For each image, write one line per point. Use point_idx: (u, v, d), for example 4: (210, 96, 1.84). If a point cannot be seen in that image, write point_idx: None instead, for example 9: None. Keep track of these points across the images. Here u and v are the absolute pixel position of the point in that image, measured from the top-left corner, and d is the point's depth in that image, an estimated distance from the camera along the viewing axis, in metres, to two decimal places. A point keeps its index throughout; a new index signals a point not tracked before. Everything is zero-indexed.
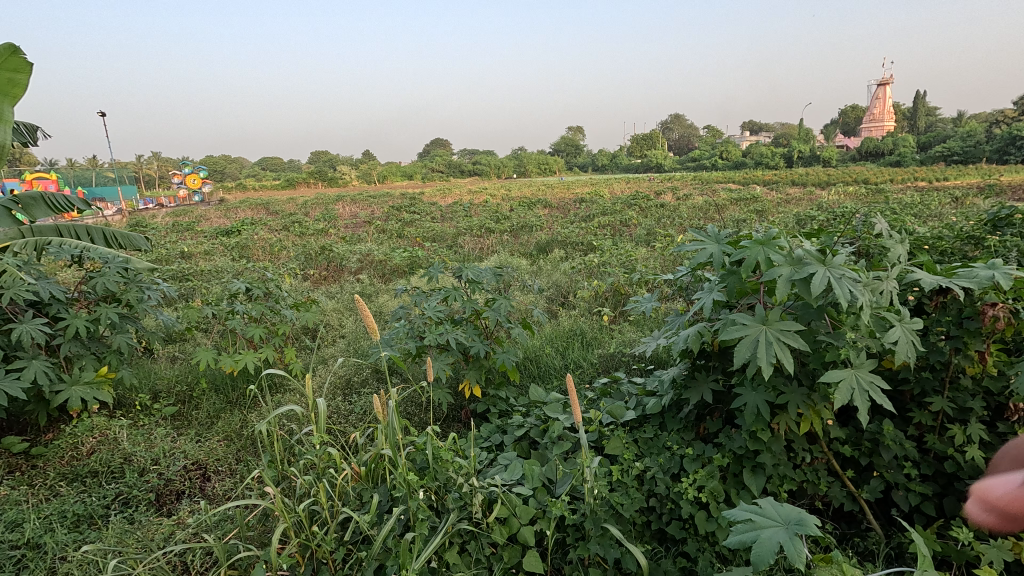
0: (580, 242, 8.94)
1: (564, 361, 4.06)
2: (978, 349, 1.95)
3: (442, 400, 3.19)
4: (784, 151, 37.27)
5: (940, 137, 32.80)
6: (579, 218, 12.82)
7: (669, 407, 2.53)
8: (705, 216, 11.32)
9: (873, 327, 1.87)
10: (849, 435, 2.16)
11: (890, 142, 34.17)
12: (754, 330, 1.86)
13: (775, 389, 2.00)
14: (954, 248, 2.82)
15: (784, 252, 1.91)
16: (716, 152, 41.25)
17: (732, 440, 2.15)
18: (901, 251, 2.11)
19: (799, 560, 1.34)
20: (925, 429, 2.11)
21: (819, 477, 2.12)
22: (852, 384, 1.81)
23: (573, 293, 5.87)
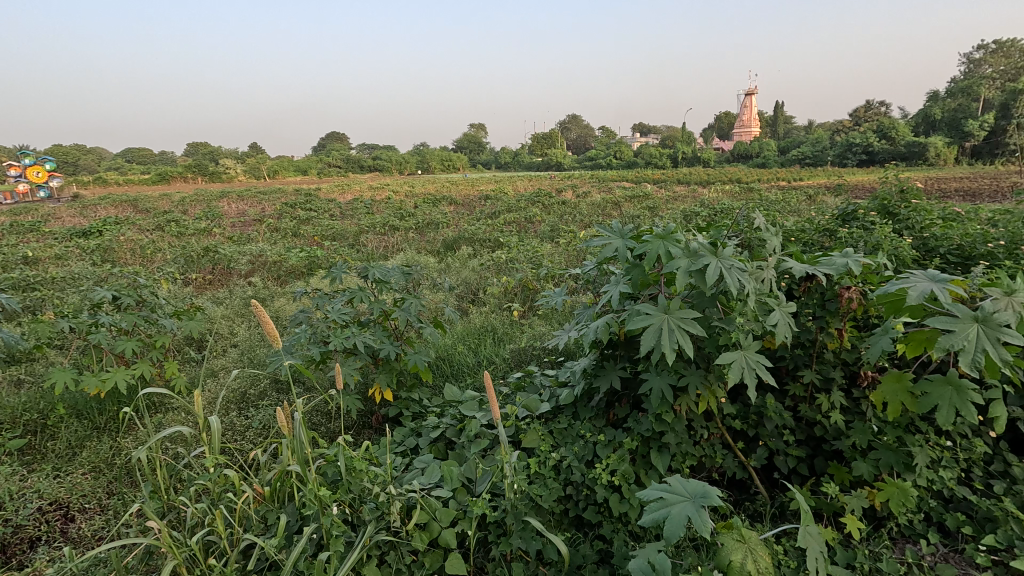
0: (487, 239, 8.98)
1: (477, 358, 4.06)
2: (837, 327, 2.24)
3: (351, 407, 3.04)
4: (670, 152, 40.39)
5: (795, 142, 37.47)
6: (485, 214, 12.87)
7: (581, 396, 2.62)
8: (604, 212, 11.91)
9: (758, 311, 2.07)
10: (739, 410, 2.38)
11: (757, 146, 38.38)
12: (658, 319, 1.98)
13: (676, 372, 2.15)
14: (814, 240, 3.22)
15: (681, 245, 2.06)
16: (611, 152, 43.59)
17: (640, 424, 2.28)
18: (777, 242, 2.36)
19: (705, 530, 1.46)
20: (799, 399, 2.39)
21: (715, 450, 2.32)
22: (742, 363, 1.98)
23: (482, 290, 5.89)
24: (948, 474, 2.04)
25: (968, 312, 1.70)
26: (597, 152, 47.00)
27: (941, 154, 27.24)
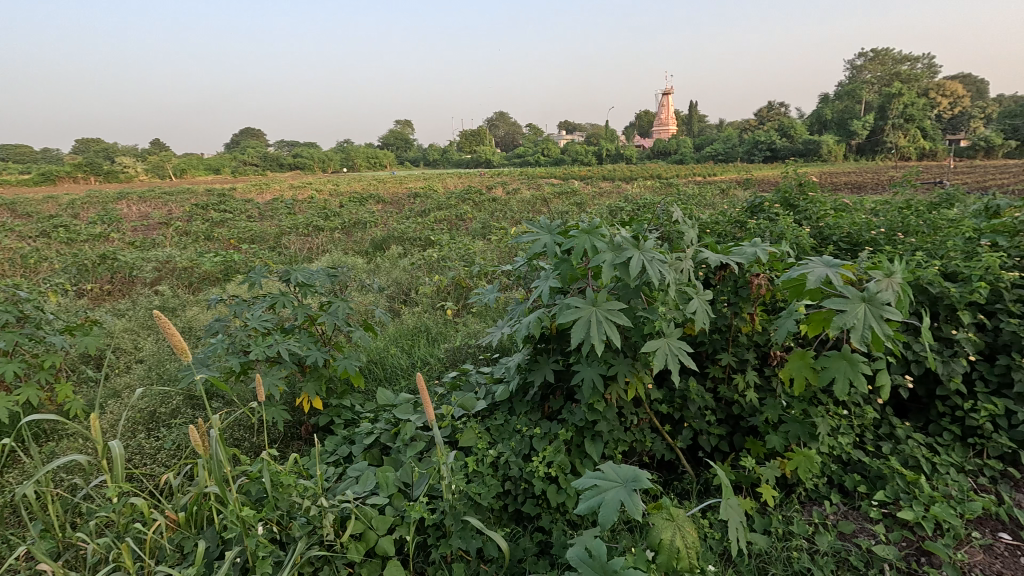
0: (418, 238, 8.82)
1: (411, 360, 3.99)
2: (749, 311, 2.41)
3: (277, 419, 2.87)
4: (594, 149, 41.70)
5: (708, 140, 39.92)
6: (415, 213, 12.63)
7: (517, 391, 2.65)
8: (533, 209, 12.09)
9: (678, 300, 2.18)
10: (665, 395, 2.50)
11: (674, 143, 40.46)
12: (586, 312, 2.03)
13: (606, 363, 2.23)
14: (727, 231, 3.44)
15: (606, 240, 2.13)
16: (539, 149, 44.27)
17: (574, 414, 2.34)
18: (693, 234, 2.50)
19: (637, 512, 1.52)
20: (718, 381, 2.55)
21: (645, 435, 2.43)
22: (665, 351, 2.08)
23: (414, 290, 5.77)
24: (846, 440, 2.26)
25: (857, 294, 1.89)
26: (525, 149, 47.58)
27: (832, 151, 30.14)
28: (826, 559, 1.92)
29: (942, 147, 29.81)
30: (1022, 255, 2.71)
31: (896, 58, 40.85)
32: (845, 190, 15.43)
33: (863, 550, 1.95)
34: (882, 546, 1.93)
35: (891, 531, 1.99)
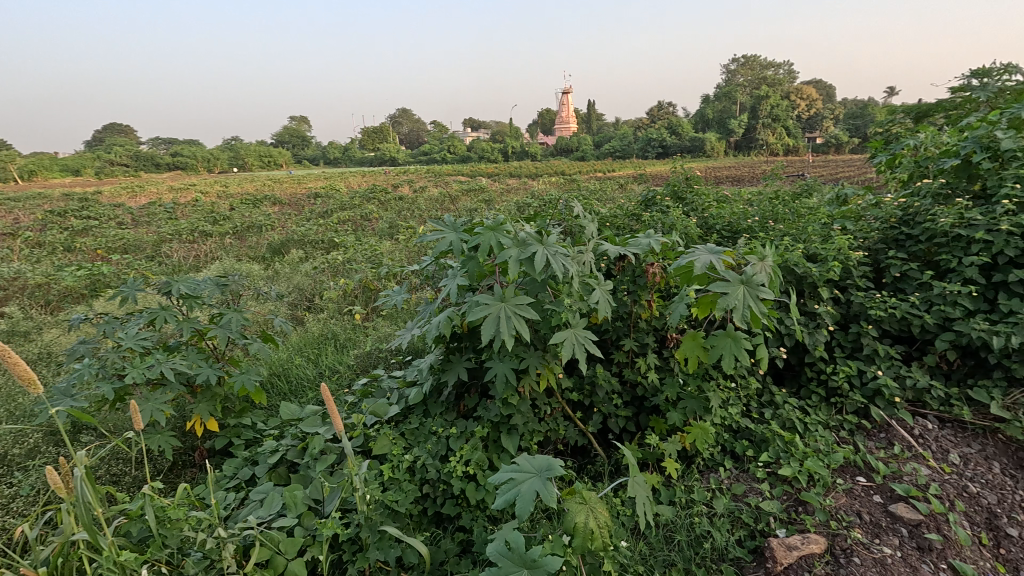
0: (320, 240, 8.36)
1: (318, 370, 3.78)
2: (647, 298, 2.57)
3: (164, 447, 2.58)
4: (500, 147, 42.18)
5: (607, 138, 41.95)
6: (316, 214, 11.96)
7: (431, 393, 2.61)
8: (442, 207, 11.95)
9: (582, 291, 2.27)
10: (575, 383, 2.60)
11: (576, 140, 41.99)
12: (494, 308, 2.05)
13: (517, 356, 2.26)
14: (625, 224, 3.64)
15: (511, 235, 2.16)
16: (445, 146, 43.86)
17: (489, 410, 2.36)
18: (593, 227, 2.61)
19: (552, 500, 1.57)
20: (623, 365, 2.69)
21: (558, 423, 2.51)
22: (573, 341, 2.16)
23: (318, 295, 5.47)
24: (734, 410, 2.49)
25: (737, 277, 2.08)
26: (431, 146, 46.93)
27: (715, 148, 33.02)
28: (723, 520, 2.11)
29: (802, 144, 33.83)
30: (865, 237, 3.14)
31: (763, 64, 45.57)
32: (727, 183, 16.96)
33: (752, 508, 2.16)
34: (767, 501, 2.15)
35: (774, 487, 2.23)
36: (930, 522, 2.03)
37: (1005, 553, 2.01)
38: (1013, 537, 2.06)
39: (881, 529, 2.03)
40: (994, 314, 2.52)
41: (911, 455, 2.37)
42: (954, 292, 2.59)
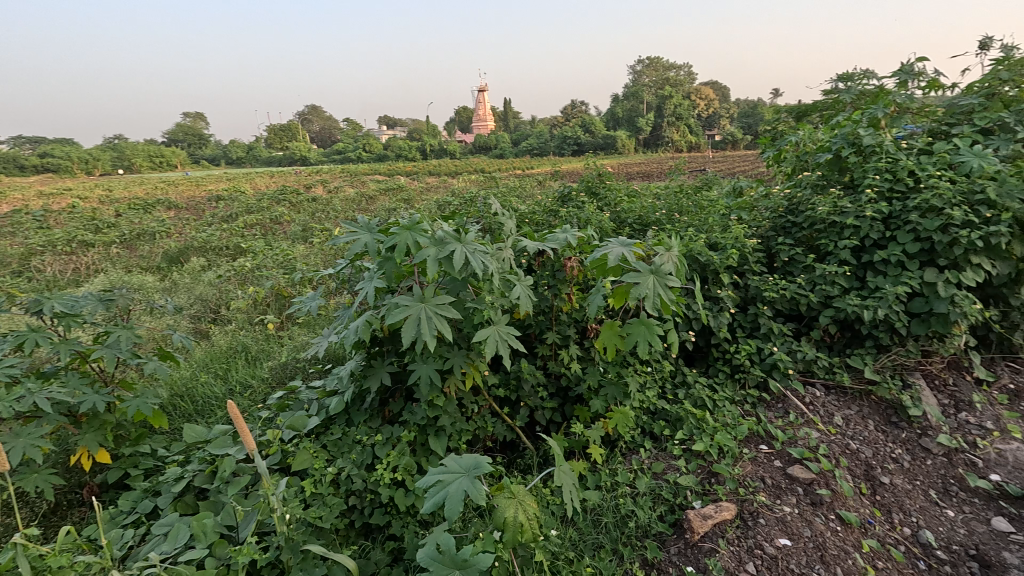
0: (225, 246, 7.75)
1: (227, 386, 3.51)
2: (566, 291, 2.64)
3: (42, 488, 2.27)
4: (418, 145, 41.47)
5: (524, 135, 42.56)
6: (219, 218, 11.07)
7: (353, 401, 2.51)
8: (359, 207, 11.53)
9: (503, 288, 2.29)
10: (501, 379, 2.61)
11: (494, 138, 42.18)
12: (414, 309, 2.01)
13: (440, 357, 2.23)
14: (543, 219, 3.71)
15: (428, 234, 2.12)
16: (360, 144, 42.34)
17: (416, 414, 2.32)
18: (512, 224, 2.64)
19: (480, 498, 1.57)
20: (547, 358, 2.75)
21: (486, 421, 2.52)
22: (496, 337, 2.17)
23: (224, 306, 5.07)
24: (651, 393, 2.63)
25: (647, 267, 2.20)
26: (345, 144, 45.12)
27: (626, 144, 34.64)
28: (645, 498, 2.22)
29: (703, 141, 36.43)
30: (758, 225, 3.44)
31: (666, 66, 48.33)
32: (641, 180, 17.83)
33: (671, 484, 2.29)
34: (684, 477, 2.30)
35: (690, 462, 2.38)
36: (820, 479, 2.28)
37: (881, 499, 2.32)
38: (886, 484, 2.38)
39: (781, 490, 2.24)
40: (864, 291, 2.86)
41: (804, 421, 2.64)
42: (832, 272, 2.91)
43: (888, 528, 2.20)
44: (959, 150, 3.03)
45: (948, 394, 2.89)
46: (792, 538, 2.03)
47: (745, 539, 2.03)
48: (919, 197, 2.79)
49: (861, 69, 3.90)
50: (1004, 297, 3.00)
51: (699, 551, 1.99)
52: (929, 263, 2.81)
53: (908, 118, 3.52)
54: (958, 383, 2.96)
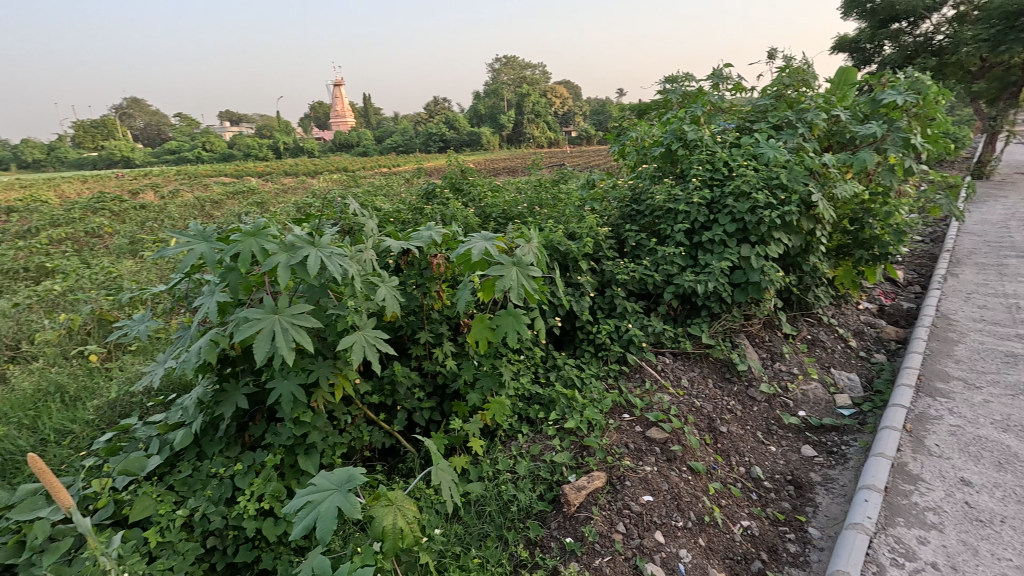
0: (22, 268, 6.38)
1: (38, 436, 2.91)
2: (436, 289, 2.62)
3: None
4: (270, 142, 38.10)
5: (388, 132, 41.28)
6: (12, 234, 9.08)
7: (205, 431, 2.24)
8: (202, 213, 10.27)
9: (366, 290, 2.20)
10: (374, 385, 2.52)
11: (355, 135, 40.15)
12: (266, 322, 1.85)
13: (303, 370, 2.08)
14: (409, 218, 3.65)
15: (277, 240, 1.96)
16: (198, 143, 37.61)
17: (280, 434, 2.14)
18: (373, 224, 2.55)
19: (356, 511, 1.51)
20: (421, 358, 2.71)
21: (361, 430, 2.41)
22: (363, 342, 2.08)
23: (26, 340, 4.19)
24: (525, 380, 2.73)
25: (509, 260, 2.27)
26: (179, 143, 39.76)
27: (490, 141, 35.46)
28: (525, 481, 2.31)
29: (561, 137, 38.69)
30: (609, 215, 3.75)
31: (523, 65, 50.22)
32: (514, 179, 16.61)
33: (548, 463, 2.41)
34: (560, 454, 2.43)
35: (564, 440, 2.53)
36: (673, 437, 2.58)
37: (721, 446, 2.69)
38: (724, 432, 2.77)
39: (642, 452, 2.49)
40: (698, 267, 3.27)
41: (658, 387, 2.95)
42: (671, 253, 3.28)
43: (728, 470, 2.56)
44: (759, 143, 3.59)
45: (765, 349, 3.46)
46: (653, 494, 2.27)
47: (615, 502, 2.21)
48: (733, 184, 3.26)
49: (683, 72, 4.42)
50: (799, 264, 3.64)
51: (576, 520, 2.13)
52: (744, 240, 3.30)
53: (721, 116, 4.07)
54: (772, 339, 3.54)
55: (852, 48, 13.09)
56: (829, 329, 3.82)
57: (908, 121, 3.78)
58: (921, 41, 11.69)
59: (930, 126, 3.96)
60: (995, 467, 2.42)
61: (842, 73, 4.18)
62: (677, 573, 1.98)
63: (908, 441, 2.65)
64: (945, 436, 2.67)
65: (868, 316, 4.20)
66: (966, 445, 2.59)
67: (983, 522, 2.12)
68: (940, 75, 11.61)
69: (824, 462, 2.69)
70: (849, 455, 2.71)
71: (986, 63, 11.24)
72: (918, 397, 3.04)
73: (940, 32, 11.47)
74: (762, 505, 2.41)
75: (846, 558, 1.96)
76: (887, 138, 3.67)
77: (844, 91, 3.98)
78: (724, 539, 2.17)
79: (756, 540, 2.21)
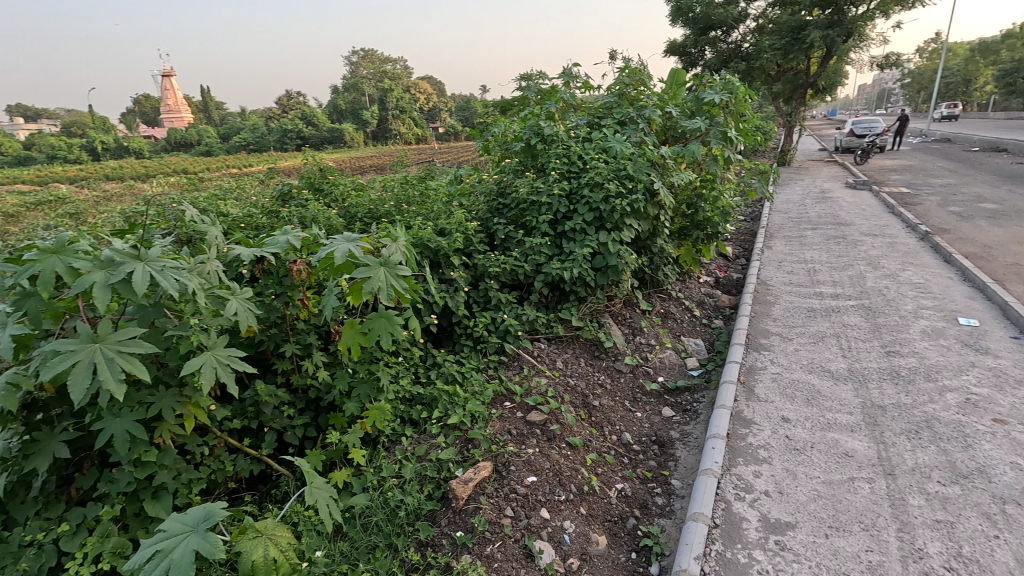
0: None
1: None
2: (299, 297, 2.43)
3: None
4: (83, 142, 32.30)
5: (235, 129, 37.39)
6: None
7: (11, 493, 1.85)
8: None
9: (213, 305, 1.97)
10: (234, 409, 2.28)
11: (195, 133, 35.68)
12: (83, 352, 1.57)
13: (141, 403, 1.81)
14: (263, 222, 3.35)
15: (89, 256, 1.67)
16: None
17: (117, 481, 1.84)
18: (216, 231, 2.29)
19: (218, 551, 1.36)
20: (288, 373, 2.52)
21: (223, 460, 2.18)
22: (213, 363, 1.86)
23: None
24: (404, 381, 2.67)
25: (375, 260, 2.18)
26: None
27: (354, 138, 33.92)
28: (412, 483, 2.27)
29: (428, 133, 38.31)
30: (476, 209, 3.81)
31: (383, 60, 48.53)
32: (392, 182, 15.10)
33: (434, 461, 2.40)
34: (445, 451, 2.43)
35: (448, 436, 2.53)
36: (551, 418, 2.72)
37: (595, 418, 2.90)
38: (597, 406, 2.99)
39: (524, 436, 2.59)
40: (563, 255, 3.47)
41: (535, 372, 3.09)
42: (538, 243, 3.43)
43: (602, 440, 2.77)
44: (607, 138, 3.90)
45: (627, 325, 3.79)
46: (537, 474, 2.37)
47: (502, 488, 2.27)
48: (587, 176, 3.51)
49: (536, 70, 4.63)
50: (649, 247, 4.04)
51: (466, 513, 2.15)
52: (601, 227, 3.56)
53: (574, 112, 4.35)
54: (632, 316, 3.90)
55: (680, 52, 14.78)
56: (678, 302, 4.31)
57: (724, 117, 4.36)
58: (733, 48, 13.62)
59: (741, 121, 4.64)
60: (805, 403, 2.94)
61: (672, 74, 4.69)
62: (563, 544, 2.10)
63: (742, 391, 3.11)
64: (769, 383, 3.17)
65: (707, 288, 4.81)
66: (784, 388, 3.10)
67: (799, 450, 2.56)
68: (748, 78, 13.63)
69: (681, 420, 3.04)
70: (700, 411, 3.09)
71: (780, 69, 13.44)
72: (748, 353, 3.56)
73: (746, 41, 13.47)
74: (633, 467, 2.66)
75: (701, 500, 2.24)
76: (710, 132, 4.22)
77: (674, 91, 4.48)
78: (602, 504, 2.35)
79: (629, 499, 2.43)
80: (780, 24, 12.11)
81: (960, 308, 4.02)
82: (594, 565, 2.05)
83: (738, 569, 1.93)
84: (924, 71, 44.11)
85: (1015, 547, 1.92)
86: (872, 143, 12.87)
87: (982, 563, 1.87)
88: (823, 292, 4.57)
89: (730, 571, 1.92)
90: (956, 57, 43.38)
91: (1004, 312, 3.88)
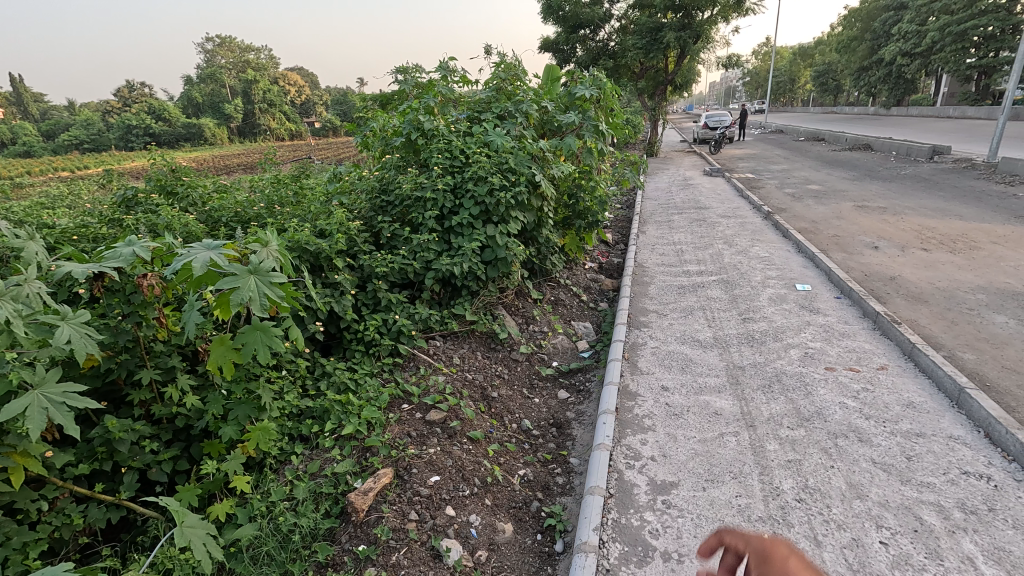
0: None
1: None
2: (155, 316, 2.13)
3: None
4: None
5: (62, 125, 32.02)
6: None
7: None
8: None
9: (37, 335, 1.65)
10: (79, 452, 1.96)
11: (6, 129, 29.91)
12: None
13: None
14: (102, 232, 2.90)
15: None
16: None
17: None
18: (37, 247, 1.93)
19: None
20: (148, 403, 2.21)
21: (69, 513, 1.87)
22: (42, 404, 1.57)
23: None
24: (290, 396, 2.48)
25: (243, 268, 1.96)
26: None
27: (215, 134, 30.73)
28: (306, 504, 2.12)
29: (303, 129, 35.87)
30: (358, 208, 3.65)
31: (244, 49, 44.60)
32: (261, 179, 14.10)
33: (330, 477, 2.27)
34: (341, 464, 2.30)
35: (344, 448, 2.40)
36: (451, 415, 2.71)
37: (495, 409, 2.95)
38: (496, 397, 3.03)
39: (424, 436, 2.55)
40: (451, 251, 3.44)
41: (432, 370, 3.05)
42: (426, 240, 3.36)
43: (503, 430, 2.82)
44: (488, 132, 3.93)
45: (520, 314, 3.90)
46: (439, 473, 2.35)
47: (404, 493, 2.22)
48: (470, 170, 3.51)
49: (410, 63, 4.52)
50: (536, 237, 4.17)
51: (367, 525, 2.07)
52: (488, 220, 3.59)
53: (453, 106, 4.32)
54: (524, 305, 4.01)
55: (554, 49, 15.40)
56: (566, 289, 4.52)
57: (595, 111, 4.54)
58: (601, 46, 14.49)
59: (611, 116, 4.93)
60: (680, 371, 3.25)
61: (547, 71, 4.85)
62: (470, 538, 2.11)
63: (627, 367, 3.34)
64: (650, 357, 3.45)
65: (592, 274, 5.10)
66: (662, 360, 3.39)
67: (678, 415, 2.82)
68: (616, 75, 14.61)
69: (575, 401, 3.19)
70: (592, 389, 3.27)
71: (643, 67, 14.55)
72: (631, 331, 3.84)
73: (612, 40, 14.40)
74: (534, 451, 2.74)
75: (596, 474, 2.38)
76: (584, 126, 4.41)
77: (549, 86, 4.63)
78: (506, 492, 2.40)
79: (532, 483, 2.50)
80: (640, 26, 13.12)
81: (797, 276, 4.68)
82: (501, 554, 2.09)
83: (631, 532, 2.08)
84: (759, 71, 50.53)
85: (846, 473, 2.30)
86: (722, 135, 14.47)
87: (823, 490, 2.21)
88: (690, 270, 5.06)
89: (626, 536, 2.07)
90: (783, 59, 50.06)
91: (829, 277, 4.60)
